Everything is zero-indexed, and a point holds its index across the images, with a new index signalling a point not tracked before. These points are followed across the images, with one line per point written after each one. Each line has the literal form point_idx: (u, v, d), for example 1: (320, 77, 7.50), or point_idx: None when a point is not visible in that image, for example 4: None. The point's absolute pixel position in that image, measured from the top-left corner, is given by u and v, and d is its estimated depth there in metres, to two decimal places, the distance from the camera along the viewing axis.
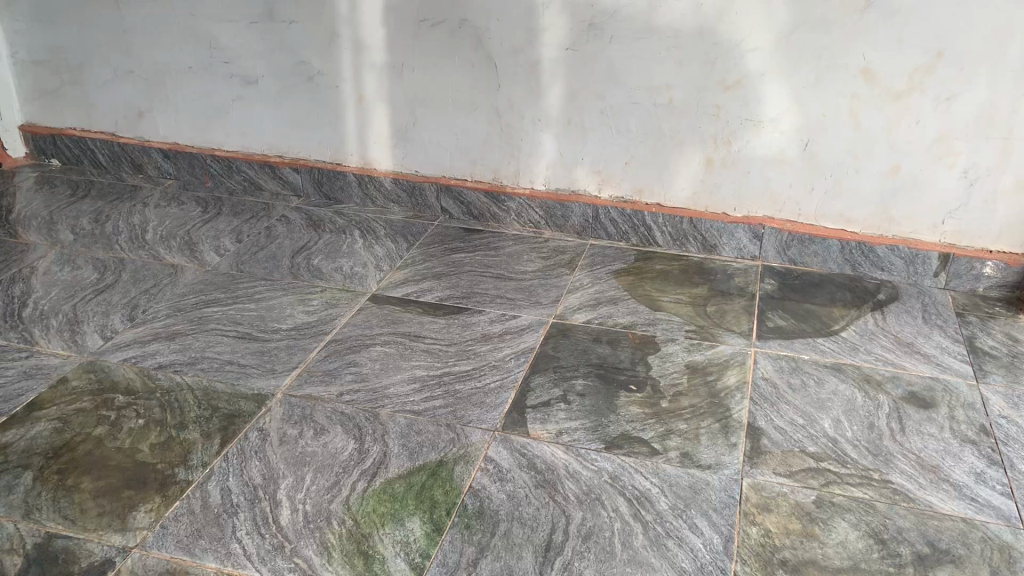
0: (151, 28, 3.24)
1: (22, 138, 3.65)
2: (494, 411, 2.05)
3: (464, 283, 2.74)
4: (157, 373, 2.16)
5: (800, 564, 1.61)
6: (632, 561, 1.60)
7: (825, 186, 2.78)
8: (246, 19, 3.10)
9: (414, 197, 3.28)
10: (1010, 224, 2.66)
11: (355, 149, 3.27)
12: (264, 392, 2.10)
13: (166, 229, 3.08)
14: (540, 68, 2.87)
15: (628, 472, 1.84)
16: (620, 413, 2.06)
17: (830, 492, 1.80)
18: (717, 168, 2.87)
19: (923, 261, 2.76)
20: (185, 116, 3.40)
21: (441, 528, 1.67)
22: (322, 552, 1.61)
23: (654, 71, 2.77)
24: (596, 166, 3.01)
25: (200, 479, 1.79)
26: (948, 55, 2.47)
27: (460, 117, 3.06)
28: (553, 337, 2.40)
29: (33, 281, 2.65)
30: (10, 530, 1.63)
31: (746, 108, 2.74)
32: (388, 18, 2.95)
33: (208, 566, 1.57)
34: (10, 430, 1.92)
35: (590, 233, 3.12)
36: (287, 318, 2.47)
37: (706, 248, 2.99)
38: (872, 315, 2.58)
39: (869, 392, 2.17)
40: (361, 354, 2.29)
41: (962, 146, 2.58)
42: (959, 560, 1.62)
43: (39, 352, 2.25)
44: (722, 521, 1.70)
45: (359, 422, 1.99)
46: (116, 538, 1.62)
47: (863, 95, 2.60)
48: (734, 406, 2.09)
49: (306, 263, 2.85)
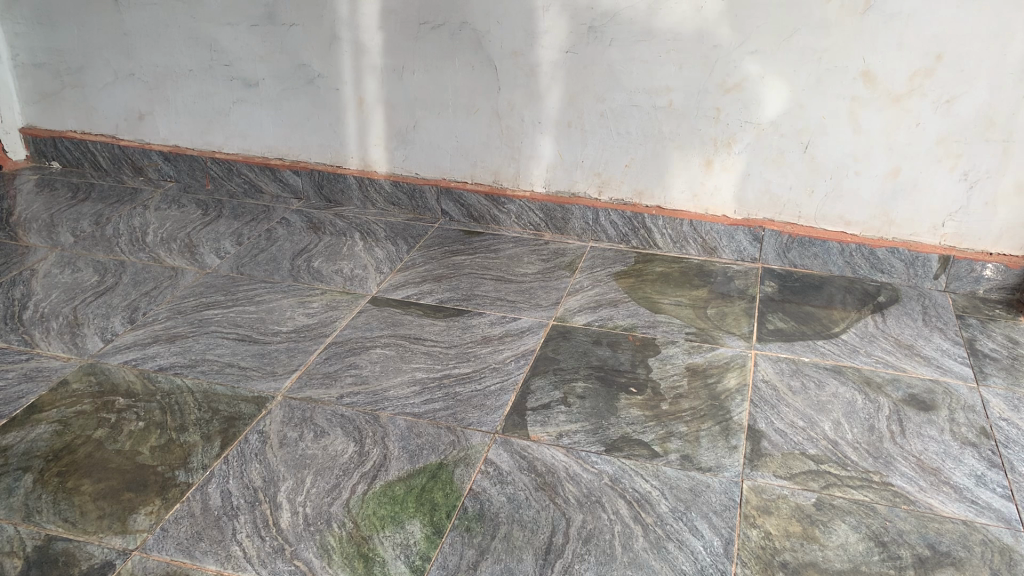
0: (151, 31, 3.24)
1: (22, 141, 3.66)
2: (494, 414, 2.05)
3: (464, 285, 2.74)
4: (157, 376, 2.17)
5: (800, 566, 1.60)
6: (633, 563, 1.60)
7: (825, 188, 2.78)
8: (246, 21, 3.11)
9: (415, 199, 3.28)
10: (1010, 226, 2.66)
11: (356, 151, 3.27)
12: (264, 394, 2.10)
13: (167, 231, 3.09)
14: (540, 71, 2.88)
15: (629, 475, 1.84)
16: (621, 415, 2.06)
17: (830, 495, 1.79)
18: (716, 171, 2.87)
19: (923, 263, 2.77)
20: (185, 118, 3.40)
21: (441, 530, 1.67)
22: (322, 555, 1.61)
23: (654, 74, 2.77)
24: (596, 169, 3.01)
25: (200, 482, 1.79)
26: (948, 58, 2.48)
27: (460, 120, 3.06)
28: (553, 340, 2.40)
29: (33, 283, 2.66)
30: (9, 533, 1.63)
31: (746, 111, 2.74)
32: (387, 21, 2.95)
33: (208, 569, 1.57)
34: (10, 433, 1.92)
35: (591, 235, 3.12)
36: (287, 320, 2.48)
37: (706, 250, 3.00)
38: (872, 317, 2.58)
39: (869, 393, 2.17)
40: (361, 357, 2.29)
41: (961, 148, 2.59)
42: (959, 563, 1.62)
43: (39, 354, 2.25)
44: (722, 523, 1.70)
45: (359, 424, 1.99)
46: (116, 541, 1.62)
47: (862, 98, 2.60)
48: (734, 408, 2.09)
49: (306, 265, 2.85)
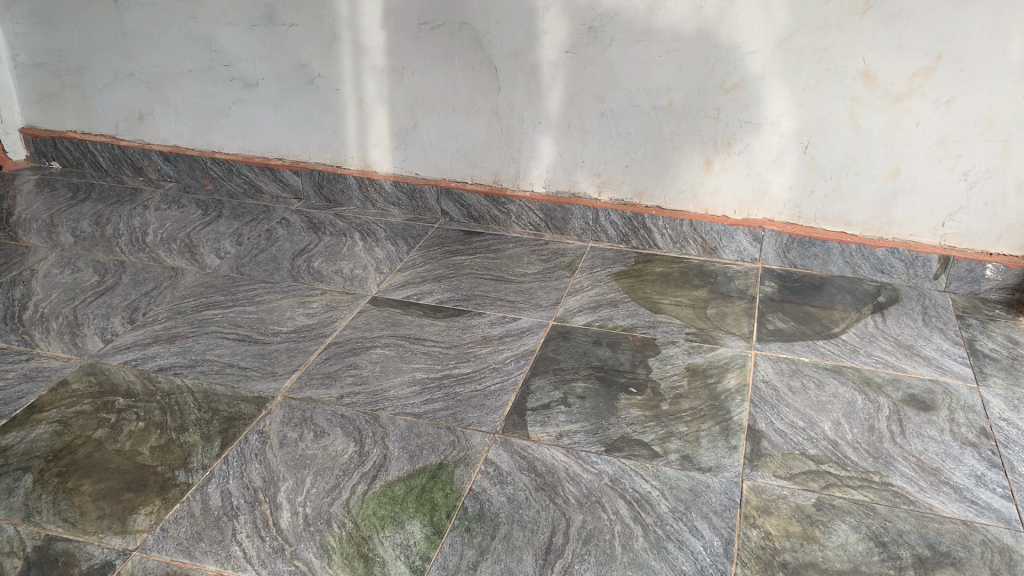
0: (151, 31, 3.24)
1: (22, 141, 3.66)
2: (494, 414, 2.05)
3: (464, 285, 2.74)
4: (157, 376, 2.17)
5: (800, 566, 1.61)
6: (633, 563, 1.60)
7: (825, 188, 2.78)
8: (246, 22, 3.11)
9: (415, 199, 3.29)
10: (1010, 226, 2.66)
11: (356, 151, 3.26)
12: (264, 394, 2.10)
13: (167, 231, 3.09)
14: (540, 71, 2.88)
15: (629, 475, 1.84)
16: (621, 415, 2.06)
17: (830, 495, 1.79)
18: (716, 171, 2.87)
19: (923, 263, 2.77)
20: (185, 118, 3.40)
21: (441, 530, 1.67)
22: (322, 555, 1.61)
23: (654, 73, 2.77)
24: (596, 169, 3.01)
25: (200, 482, 1.79)
26: (948, 58, 2.48)
27: (460, 120, 3.06)
28: (553, 340, 2.40)
29: (34, 283, 2.66)
30: (9, 533, 1.63)
31: (746, 111, 2.74)
32: (387, 21, 2.95)
33: (208, 569, 1.57)
34: (9, 433, 1.92)
35: (591, 235, 3.12)
36: (287, 321, 2.48)
37: (707, 250, 3.00)
38: (872, 317, 2.58)
39: (869, 393, 2.17)
40: (361, 357, 2.29)
41: (961, 148, 2.58)
42: (959, 563, 1.62)
43: (39, 354, 2.25)
44: (722, 523, 1.70)
45: (359, 425, 2.00)
46: (116, 541, 1.62)
47: (862, 98, 2.60)
48: (734, 409, 2.09)
49: (307, 265, 2.86)
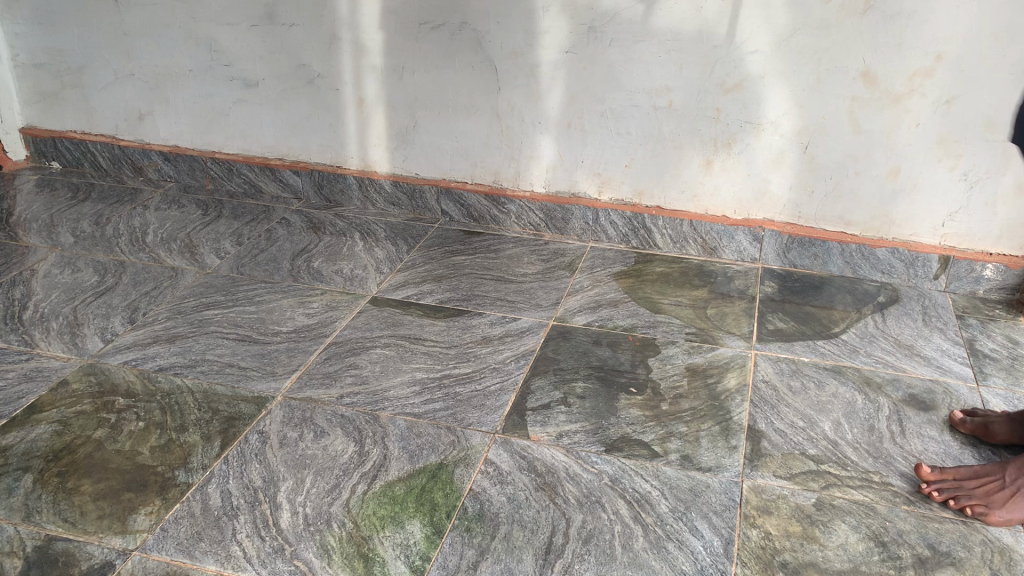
0: (151, 31, 3.24)
1: (22, 142, 3.66)
2: (494, 414, 2.05)
3: (464, 285, 2.74)
4: (157, 376, 2.17)
5: (800, 566, 1.61)
6: (633, 563, 1.60)
7: (826, 188, 2.78)
8: (246, 21, 3.11)
9: (414, 200, 3.29)
10: (1010, 226, 2.66)
11: (356, 152, 3.27)
12: (264, 394, 2.10)
13: (167, 231, 3.09)
14: (540, 71, 2.88)
15: (629, 475, 1.84)
16: (620, 415, 2.06)
17: (830, 495, 1.79)
18: (716, 171, 2.88)
19: (923, 263, 2.77)
20: (185, 118, 3.40)
21: (441, 531, 1.67)
22: (322, 555, 1.61)
23: (654, 73, 2.77)
24: (596, 169, 3.01)
25: (199, 482, 1.79)
26: (949, 58, 2.47)
27: (460, 120, 3.07)
28: (553, 340, 2.40)
29: (33, 283, 2.66)
30: (9, 533, 1.63)
31: (746, 111, 2.74)
32: (387, 21, 2.95)
33: (208, 569, 1.57)
34: (9, 433, 1.91)
35: (591, 235, 3.12)
36: (287, 321, 2.48)
37: (707, 250, 3.00)
38: (871, 317, 2.58)
39: (869, 393, 2.17)
40: (361, 357, 2.29)
41: (961, 148, 2.58)
42: (959, 563, 1.62)
43: (39, 354, 2.25)
44: (722, 523, 1.70)
45: (359, 424, 2.00)
46: (115, 541, 1.62)
47: (862, 98, 2.61)
48: (734, 409, 2.09)
49: (307, 265, 2.86)
